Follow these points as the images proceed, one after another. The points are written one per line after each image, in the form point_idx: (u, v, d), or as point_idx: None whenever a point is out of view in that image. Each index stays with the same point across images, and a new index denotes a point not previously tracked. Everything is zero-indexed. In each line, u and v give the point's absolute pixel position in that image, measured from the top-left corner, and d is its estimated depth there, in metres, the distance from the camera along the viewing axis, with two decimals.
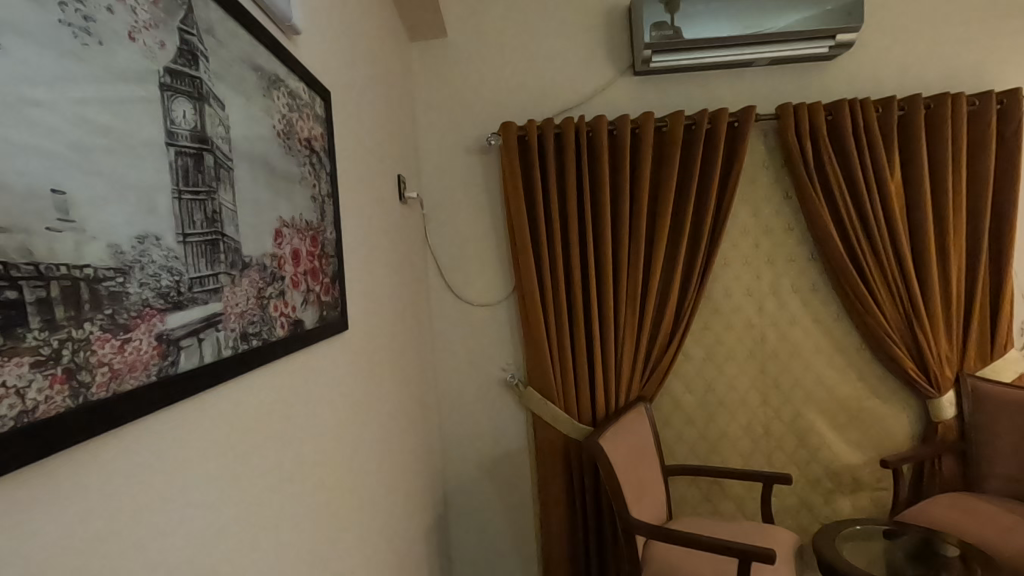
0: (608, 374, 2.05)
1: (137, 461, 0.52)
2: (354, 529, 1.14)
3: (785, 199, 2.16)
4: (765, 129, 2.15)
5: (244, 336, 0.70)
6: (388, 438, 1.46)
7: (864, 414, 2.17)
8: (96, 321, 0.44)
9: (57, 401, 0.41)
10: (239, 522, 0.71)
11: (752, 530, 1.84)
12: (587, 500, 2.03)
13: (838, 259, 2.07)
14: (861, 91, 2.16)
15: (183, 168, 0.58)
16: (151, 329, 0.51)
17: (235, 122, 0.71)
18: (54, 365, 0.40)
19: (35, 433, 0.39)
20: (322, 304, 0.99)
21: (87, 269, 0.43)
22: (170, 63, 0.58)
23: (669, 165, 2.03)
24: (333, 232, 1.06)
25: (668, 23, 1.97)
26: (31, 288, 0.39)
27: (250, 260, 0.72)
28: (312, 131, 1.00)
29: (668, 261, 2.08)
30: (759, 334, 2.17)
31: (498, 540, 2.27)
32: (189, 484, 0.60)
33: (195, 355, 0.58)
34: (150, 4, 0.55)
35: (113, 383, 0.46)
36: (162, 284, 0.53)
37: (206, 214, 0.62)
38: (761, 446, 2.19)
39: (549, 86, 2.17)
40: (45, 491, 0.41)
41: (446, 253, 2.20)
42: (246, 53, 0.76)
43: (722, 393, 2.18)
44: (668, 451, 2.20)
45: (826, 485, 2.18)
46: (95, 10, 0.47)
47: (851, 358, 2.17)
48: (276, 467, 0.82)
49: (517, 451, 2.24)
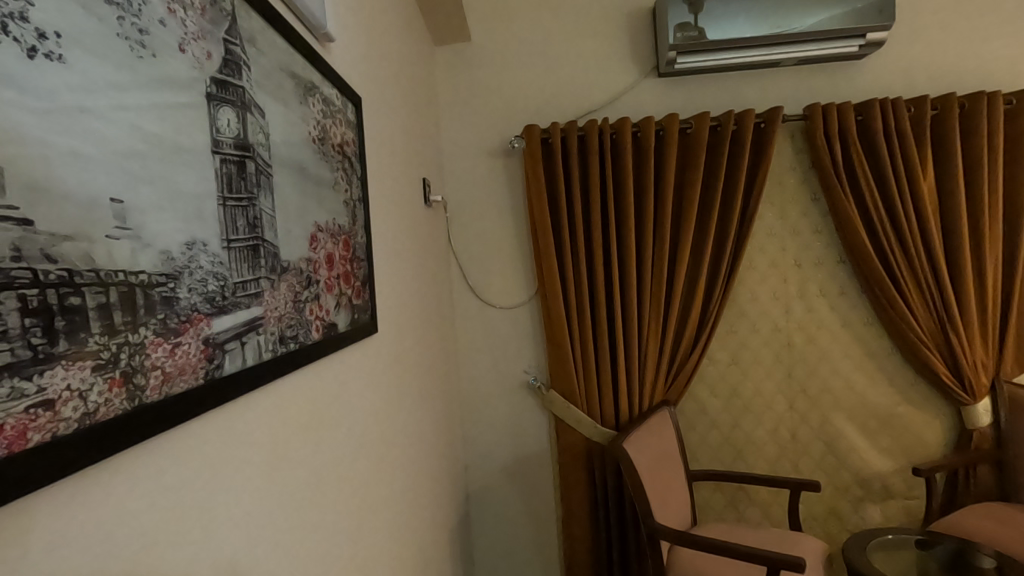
0: (631, 377, 2.03)
1: (184, 463, 0.53)
2: (382, 530, 1.15)
3: (813, 200, 2.12)
4: (792, 130, 2.12)
5: (283, 340, 0.71)
6: (413, 441, 1.47)
7: (895, 420, 2.12)
8: (150, 326, 0.46)
9: (115, 404, 0.42)
10: (274, 522, 0.72)
11: (779, 538, 1.81)
12: (610, 505, 2.01)
13: (868, 261, 2.03)
14: (892, 90, 2.12)
15: (227, 175, 0.60)
16: (199, 333, 0.52)
17: (274, 129, 0.73)
18: (113, 369, 0.42)
19: (95, 434, 0.40)
20: (354, 307, 1.00)
21: (142, 275, 0.45)
22: (215, 72, 0.59)
23: (694, 167, 2.00)
24: (363, 237, 1.08)
25: (692, 24, 1.95)
26: (92, 294, 0.40)
27: (288, 264, 0.74)
28: (345, 136, 1.01)
29: (693, 263, 2.06)
30: (786, 337, 2.14)
31: (520, 542, 2.27)
32: (227, 487, 0.61)
33: (238, 359, 0.60)
34: (198, 16, 0.57)
35: (165, 386, 0.48)
36: (209, 289, 0.54)
37: (248, 221, 0.63)
38: (787, 452, 2.15)
39: (573, 89, 2.17)
40: (103, 493, 0.42)
41: (468, 255, 2.21)
42: (285, 61, 0.77)
43: (748, 398, 2.15)
44: (692, 456, 2.18)
45: (855, 493, 2.14)
46: (149, 23, 0.49)
47: (881, 363, 2.12)
48: (309, 468, 0.83)
49: (540, 452, 2.24)
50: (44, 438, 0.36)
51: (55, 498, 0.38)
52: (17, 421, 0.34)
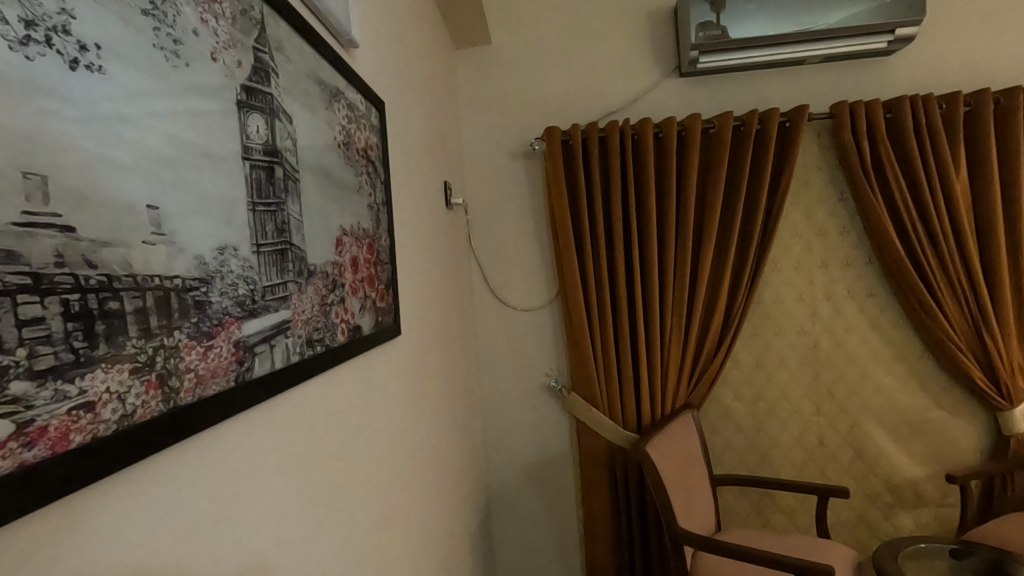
0: (653, 380, 2.01)
1: (216, 465, 0.54)
2: (405, 531, 1.16)
3: (841, 200, 2.07)
4: (818, 129, 2.08)
5: (310, 343, 0.72)
6: (436, 443, 1.48)
7: (928, 426, 2.06)
8: (184, 329, 0.47)
9: (152, 405, 0.43)
10: (301, 522, 0.72)
11: (806, 545, 1.77)
12: (633, 510, 1.99)
13: (899, 262, 1.97)
14: (922, 86, 2.07)
15: (257, 180, 0.61)
16: (230, 336, 0.53)
17: (301, 134, 0.74)
18: (149, 372, 0.43)
19: (133, 435, 0.41)
20: (378, 310, 1.01)
21: (176, 280, 0.46)
22: (245, 80, 0.60)
23: (717, 167, 1.98)
24: (387, 240, 1.09)
25: (714, 23, 1.92)
26: (130, 298, 0.41)
27: (315, 268, 0.75)
28: (369, 141, 1.02)
29: (717, 265, 2.03)
30: (812, 340, 2.10)
31: (542, 545, 2.26)
32: (256, 488, 0.62)
33: (268, 362, 0.61)
34: (229, 25, 0.58)
35: (198, 388, 0.49)
36: (239, 293, 0.55)
37: (277, 225, 0.64)
38: (814, 457, 2.11)
39: (594, 90, 2.16)
40: (140, 492, 0.43)
41: (489, 257, 2.22)
42: (311, 67, 0.78)
43: (773, 401, 2.11)
44: (716, 460, 2.15)
45: (886, 500, 2.08)
46: (183, 33, 0.50)
47: (912, 367, 2.06)
48: (335, 469, 0.84)
49: (561, 455, 2.23)
50: (84, 440, 0.37)
51: (96, 498, 0.39)
52: (59, 423, 0.35)
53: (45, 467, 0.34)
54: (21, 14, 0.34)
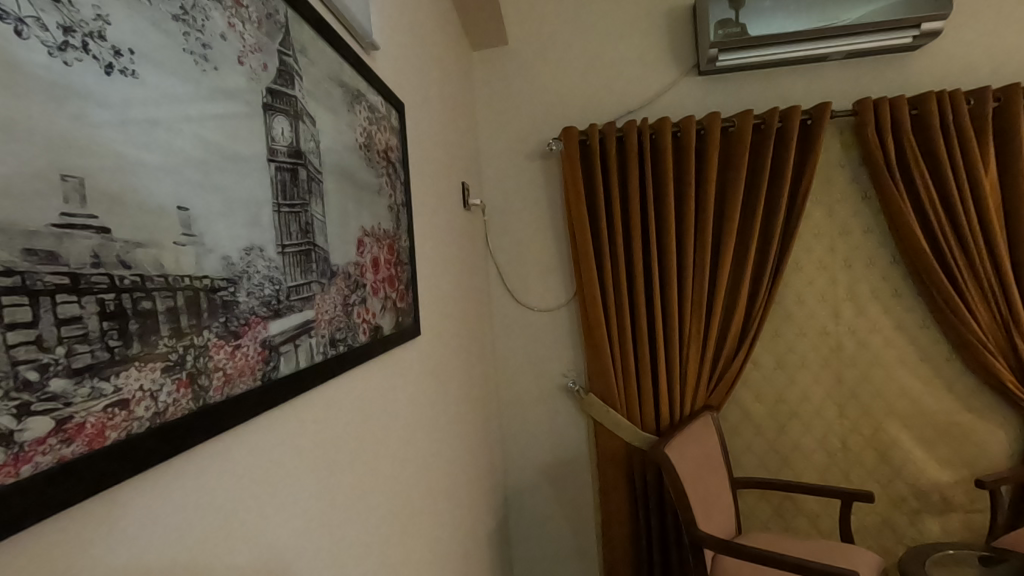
0: (672, 382, 2.00)
1: (241, 463, 0.55)
2: (424, 531, 1.16)
3: (864, 198, 2.04)
4: (840, 126, 2.04)
5: (333, 343, 0.73)
6: (454, 443, 1.49)
7: (955, 429, 2.01)
8: (213, 329, 0.48)
9: (182, 403, 0.44)
10: (323, 519, 0.73)
11: (830, 550, 1.74)
12: (651, 512, 1.97)
13: (925, 262, 1.93)
14: (948, 82, 2.02)
15: (282, 182, 0.62)
16: (256, 336, 0.54)
17: (324, 136, 0.75)
18: (180, 370, 0.43)
19: (164, 432, 0.42)
20: (398, 310, 1.02)
21: (206, 280, 0.47)
22: (270, 83, 0.61)
23: (737, 166, 1.96)
24: (407, 241, 1.09)
25: (733, 20, 1.91)
26: (162, 297, 0.42)
27: (337, 269, 0.76)
28: (389, 142, 1.03)
29: (736, 264, 2.01)
30: (835, 341, 2.06)
31: (559, 546, 2.26)
32: (280, 487, 0.62)
33: (293, 361, 0.61)
34: (255, 29, 0.59)
35: (226, 387, 0.50)
36: (265, 293, 0.56)
37: (301, 226, 0.65)
38: (836, 460, 2.07)
39: (611, 90, 2.15)
40: (171, 487, 0.44)
41: (506, 258, 2.22)
42: (334, 70, 0.79)
43: (795, 403, 2.08)
44: (736, 463, 2.12)
45: (911, 504, 2.04)
46: (212, 38, 0.51)
47: (939, 369, 2.02)
48: (356, 468, 0.85)
49: (579, 456, 2.22)
50: (119, 437, 0.38)
51: (129, 495, 0.40)
52: (96, 420, 0.36)
53: (82, 462, 0.34)
54: (59, 21, 0.35)
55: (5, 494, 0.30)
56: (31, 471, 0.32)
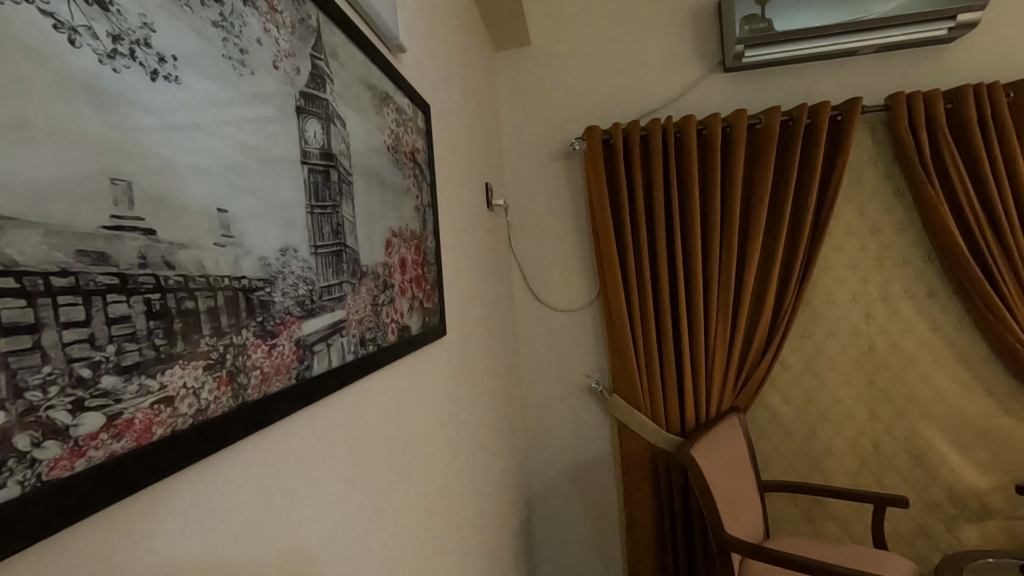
0: (698, 383, 1.97)
1: (275, 462, 0.56)
2: (450, 530, 1.17)
3: (896, 196, 1.98)
4: (872, 122, 1.99)
5: (363, 342, 0.74)
6: (479, 444, 1.49)
7: (994, 433, 1.94)
8: (251, 328, 0.49)
9: (222, 400, 0.45)
10: (353, 517, 0.74)
11: (863, 556, 1.70)
12: (676, 515, 1.95)
13: (961, 261, 1.87)
14: (986, 75, 1.96)
15: (314, 183, 0.63)
16: (291, 335, 0.55)
17: (354, 137, 0.76)
18: (220, 368, 0.44)
19: (205, 429, 0.43)
20: (425, 310, 1.03)
21: (244, 280, 0.48)
22: (303, 87, 0.62)
23: (764, 164, 1.92)
24: (433, 241, 1.10)
25: (760, 15, 1.87)
26: (204, 297, 0.43)
27: (366, 269, 0.76)
28: (415, 144, 1.04)
29: (764, 264, 1.98)
30: (867, 342, 2.01)
31: (582, 546, 2.25)
32: (313, 486, 0.63)
33: (325, 360, 0.62)
34: (289, 34, 0.60)
35: (263, 385, 0.51)
36: (300, 293, 0.57)
37: (333, 228, 0.66)
38: (869, 464, 2.02)
39: (635, 89, 2.13)
40: (211, 483, 0.45)
41: (530, 258, 2.22)
42: (363, 73, 0.80)
43: (825, 405, 2.04)
44: (764, 466, 2.09)
45: (948, 510, 1.98)
46: (249, 43, 0.52)
47: (977, 370, 1.95)
48: (384, 466, 0.86)
49: (603, 456, 2.21)
50: (164, 433, 0.39)
51: (171, 491, 0.41)
52: (143, 416, 0.37)
53: (131, 457, 0.35)
54: (109, 30, 0.36)
55: (61, 487, 0.31)
56: (85, 465, 0.33)
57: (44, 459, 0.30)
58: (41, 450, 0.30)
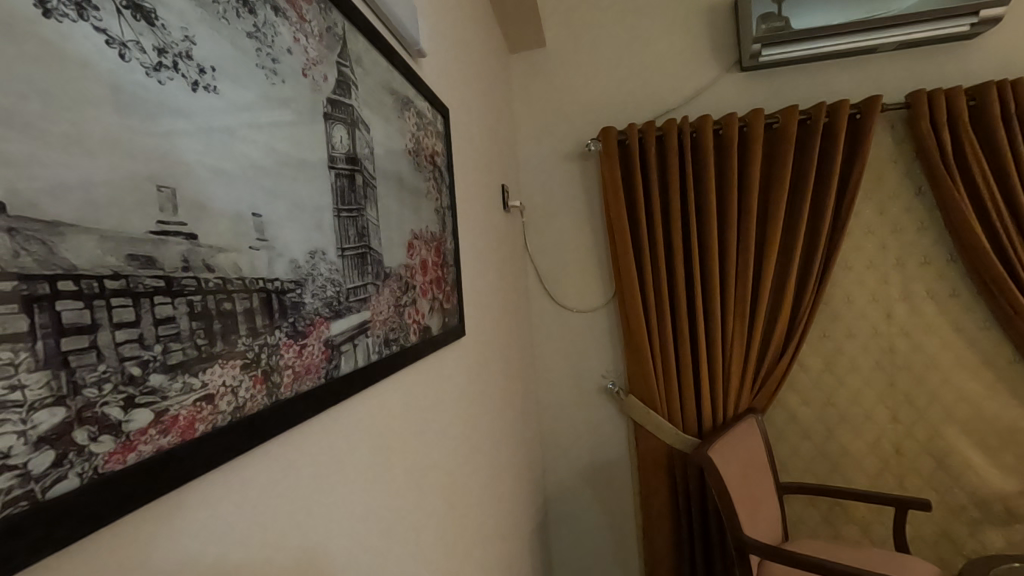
0: (715, 383, 1.96)
1: (304, 458, 0.57)
2: (469, 529, 1.19)
3: (918, 194, 1.96)
4: (892, 120, 1.97)
5: (387, 342, 0.75)
6: (496, 444, 1.50)
7: (1019, 436, 1.91)
8: (283, 329, 0.50)
9: (258, 398, 0.46)
10: (376, 513, 0.76)
11: (883, 558, 1.68)
12: (693, 517, 1.94)
13: (985, 260, 1.84)
14: (1010, 72, 1.93)
15: (341, 188, 0.64)
16: (320, 335, 0.56)
17: (377, 142, 0.77)
18: (256, 367, 0.46)
19: (242, 426, 0.44)
20: (444, 311, 1.04)
21: (277, 282, 0.49)
22: (330, 93, 0.64)
23: (782, 162, 1.91)
24: (452, 243, 1.12)
25: (777, 14, 1.87)
26: (240, 299, 0.44)
27: (390, 271, 0.78)
28: (435, 147, 1.05)
29: (781, 264, 1.96)
30: (887, 343, 1.98)
31: (598, 547, 2.25)
32: (337, 483, 0.65)
33: (352, 360, 0.64)
34: (317, 42, 0.61)
35: (295, 383, 0.52)
36: (328, 294, 0.59)
37: (358, 230, 0.68)
38: (890, 466, 2.00)
39: (650, 90, 2.13)
40: (243, 478, 0.47)
41: (546, 258, 2.22)
42: (385, 79, 0.82)
43: (845, 406, 2.02)
44: (782, 467, 2.07)
45: (971, 514, 1.94)
46: (280, 53, 0.54)
47: (1001, 372, 1.92)
48: (405, 464, 0.87)
49: (619, 457, 2.21)
50: (205, 429, 0.40)
51: (209, 485, 0.42)
52: (187, 412, 0.38)
53: (176, 451, 0.37)
54: (155, 43, 0.38)
55: (115, 479, 0.33)
56: (136, 459, 0.34)
57: (99, 453, 0.32)
58: (97, 444, 0.32)
